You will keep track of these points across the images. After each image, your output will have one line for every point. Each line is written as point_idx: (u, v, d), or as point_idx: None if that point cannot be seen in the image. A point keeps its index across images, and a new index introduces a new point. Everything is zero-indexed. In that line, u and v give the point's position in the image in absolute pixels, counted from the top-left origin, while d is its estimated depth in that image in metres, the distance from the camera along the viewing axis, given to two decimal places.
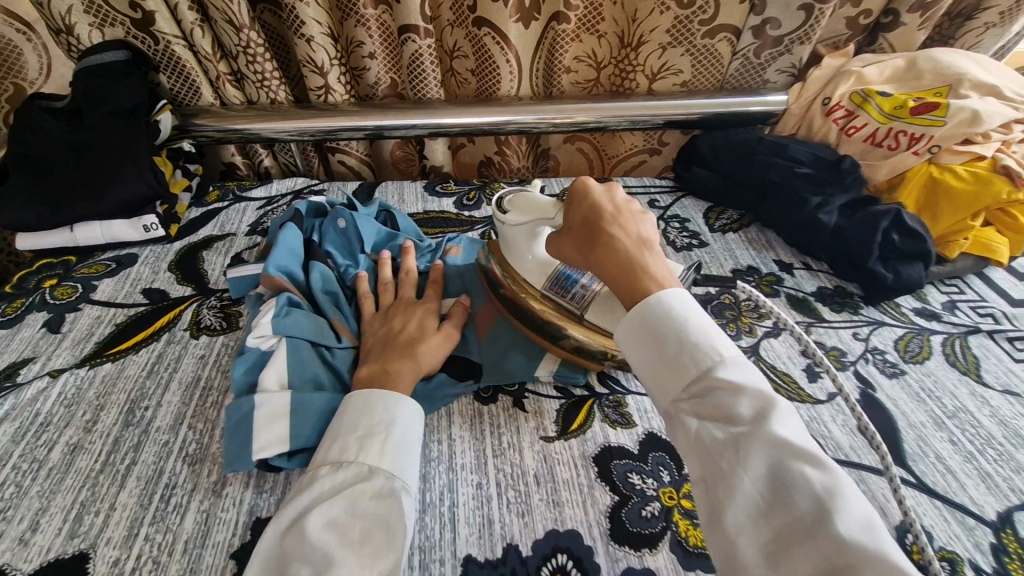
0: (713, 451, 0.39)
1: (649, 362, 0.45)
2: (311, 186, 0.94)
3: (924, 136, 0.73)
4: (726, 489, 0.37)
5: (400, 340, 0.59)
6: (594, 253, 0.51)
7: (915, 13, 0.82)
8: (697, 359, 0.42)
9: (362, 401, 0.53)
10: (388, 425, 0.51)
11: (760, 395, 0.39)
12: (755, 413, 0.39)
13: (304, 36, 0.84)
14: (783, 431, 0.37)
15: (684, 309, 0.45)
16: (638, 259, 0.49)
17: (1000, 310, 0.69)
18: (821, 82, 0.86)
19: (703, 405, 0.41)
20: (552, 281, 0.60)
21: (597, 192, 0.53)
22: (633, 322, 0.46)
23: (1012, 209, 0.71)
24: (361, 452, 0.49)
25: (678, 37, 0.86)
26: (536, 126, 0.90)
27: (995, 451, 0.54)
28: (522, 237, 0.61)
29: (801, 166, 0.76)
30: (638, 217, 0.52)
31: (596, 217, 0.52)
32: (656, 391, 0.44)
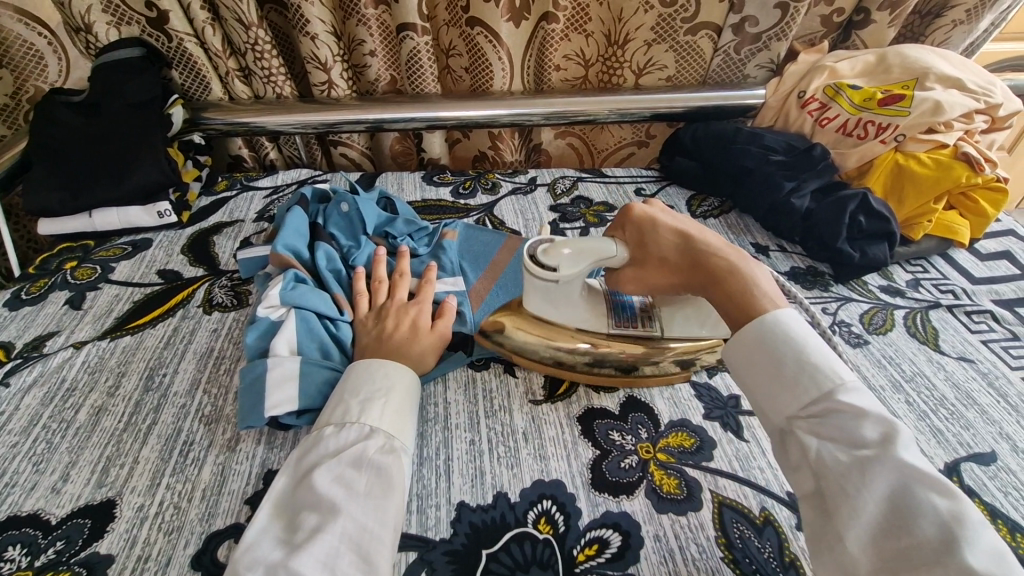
0: (833, 469, 0.43)
1: (767, 382, 0.49)
2: (315, 176, 0.99)
3: (890, 126, 0.78)
4: (848, 507, 0.41)
5: (393, 337, 0.60)
6: (708, 276, 0.55)
7: (884, 12, 0.88)
8: (817, 381, 0.47)
9: (364, 369, 0.57)
10: (388, 390, 0.55)
11: (883, 420, 0.44)
12: (879, 438, 0.43)
13: (308, 34, 0.89)
14: (909, 457, 0.41)
15: (801, 333, 0.49)
16: (744, 272, 0.55)
17: (961, 287, 0.74)
18: (797, 77, 0.91)
19: (824, 426, 0.45)
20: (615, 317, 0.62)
21: (666, 219, 0.59)
22: (752, 347, 0.50)
23: (973, 193, 0.77)
24: (364, 413, 0.53)
25: (662, 33, 0.91)
26: (528, 119, 0.95)
27: (947, 410, 0.59)
28: (574, 286, 0.59)
29: (776, 154, 0.83)
30: (706, 233, 0.59)
31: (686, 240, 0.57)
32: (773, 408, 0.48)
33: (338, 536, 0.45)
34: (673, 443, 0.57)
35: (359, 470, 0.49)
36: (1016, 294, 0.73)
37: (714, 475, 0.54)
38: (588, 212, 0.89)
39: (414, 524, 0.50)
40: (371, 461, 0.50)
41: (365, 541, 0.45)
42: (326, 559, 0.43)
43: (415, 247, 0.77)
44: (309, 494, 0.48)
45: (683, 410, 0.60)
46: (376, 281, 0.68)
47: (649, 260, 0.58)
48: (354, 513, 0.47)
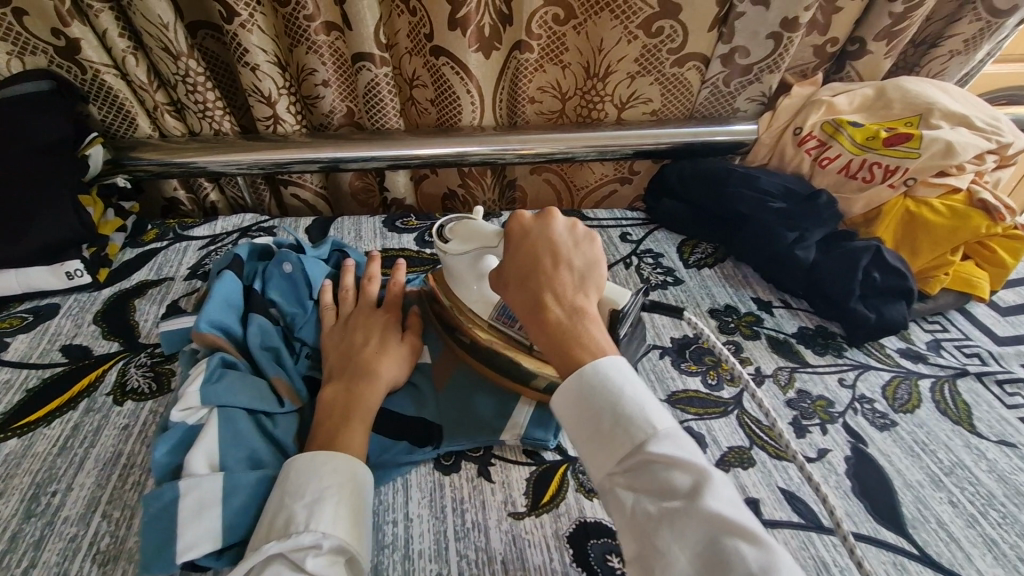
0: (647, 531, 0.34)
1: (581, 431, 0.39)
2: (261, 222, 0.87)
3: (899, 169, 0.71)
4: (662, 574, 0.32)
5: (364, 351, 0.56)
6: (529, 321, 0.44)
7: (881, 42, 0.81)
8: (628, 430, 0.37)
9: (309, 462, 0.46)
10: (341, 488, 0.44)
11: (695, 467, 0.35)
12: (691, 485, 0.34)
13: (248, 64, 0.78)
14: (722, 505, 0.33)
15: (619, 373, 0.39)
16: (574, 327, 0.42)
17: (986, 350, 0.66)
18: (792, 110, 0.83)
19: (635, 481, 0.36)
20: (499, 312, 0.57)
21: (536, 234, 0.47)
22: (563, 394, 0.40)
23: (991, 243, 0.70)
24: (311, 521, 0.42)
25: (647, 65, 0.82)
26: (501, 157, 0.86)
27: (998, 513, 0.50)
28: (467, 268, 0.58)
29: (772, 200, 0.74)
30: (580, 269, 0.45)
31: (530, 272, 0.45)
32: (589, 463, 0.39)
33: None
34: None
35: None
36: None
37: None
38: None
39: None
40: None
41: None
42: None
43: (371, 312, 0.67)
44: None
45: None
46: (345, 297, 0.63)
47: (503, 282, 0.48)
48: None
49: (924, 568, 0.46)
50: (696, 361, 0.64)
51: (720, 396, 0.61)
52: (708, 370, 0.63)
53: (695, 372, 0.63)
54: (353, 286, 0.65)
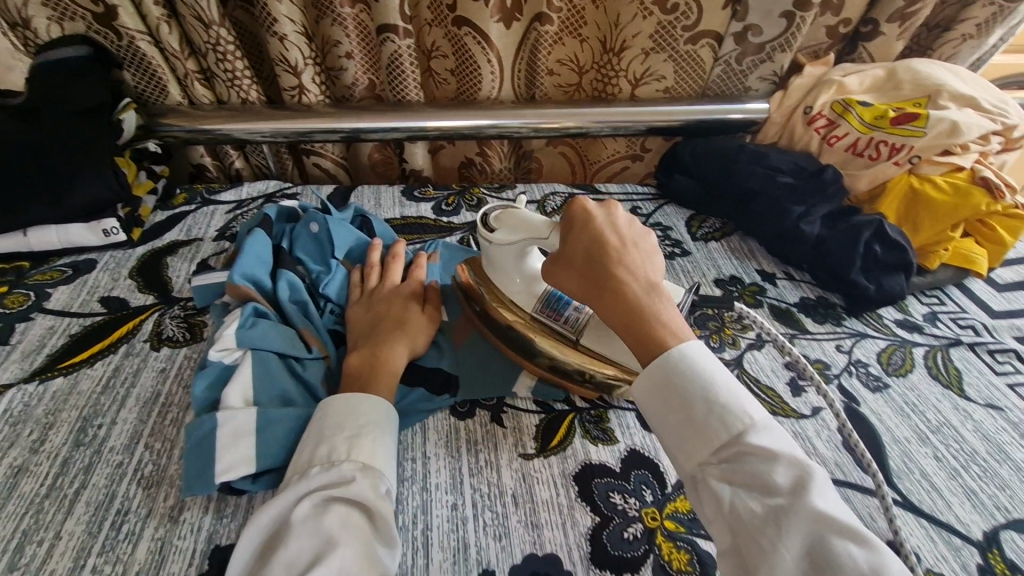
0: (751, 527, 0.38)
1: (675, 422, 0.43)
2: (284, 189, 0.91)
3: (905, 146, 0.73)
4: (766, 562, 0.36)
5: (388, 321, 0.59)
6: (606, 300, 0.48)
7: (893, 24, 0.83)
8: (725, 423, 0.41)
9: (346, 401, 0.49)
10: (378, 425, 0.48)
11: (793, 463, 0.39)
12: (790, 482, 0.38)
13: (276, 34, 0.81)
14: (823, 502, 0.37)
15: (709, 368, 0.43)
16: (649, 307, 0.47)
17: (981, 322, 0.69)
18: (802, 90, 0.85)
19: (735, 472, 0.40)
20: (543, 304, 0.59)
21: (602, 220, 0.50)
22: (654, 380, 0.44)
23: (991, 221, 0.72)
24: (352, 451, 0.46)
25: (662, 42, 0.84)
26: (515, 130, 0.89)
27: (979, 467, 0.53)
28: (511, 258, 0.59)
29: (782, 174, 0.77)
30: (644, 255, 0.50)
31: (603, 251, 0.49)
32: (681, 453, 0.43)
33: None
34: (682, 508, 0.51)
35: (350, 516, 0.42)
36: None
37: None
38: None
39: None
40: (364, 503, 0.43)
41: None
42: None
43: None
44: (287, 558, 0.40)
45: None
46: (371, 269, 0.67)
47: (568, 262, 0.51)
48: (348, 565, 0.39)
49: (907, 514, 0.50)
50: (700, 326, 0.67)
51: (721, 357, 0.64)
52: (711, 334, 0.67)
53: (699, 336, 0.66)
54: (379, 261, 0.68)
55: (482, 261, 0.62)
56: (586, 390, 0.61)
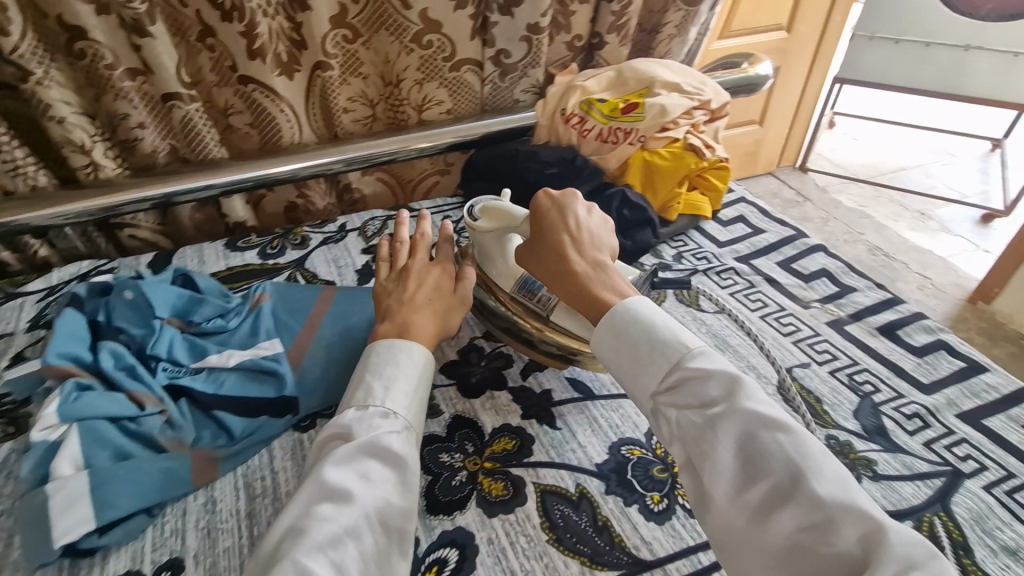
0: (696, 435, 0.48)
1: (625, 361, 0.55)
2: (100, 266, 0.90)
3: (633, 130, 0.93)
4: (712, 463, 0.47)
5: (419, 296, 0.65)
6: (562, 277, 0.61)
7: (613, 34, 1.04)
8: (668, 355, 0.53)
9: (385, 350, 0.58)
10: (401, 373, 0.56)
11: (721, 375, 0.50)
12: (723, 395, 0.49)
13: (53, 118, 0.82)
14: (754, 405, 0.47)
15: (650, 314, 0.56)
16: (588, 282, 0.60)
17: (711, 252, 0.89)
18: (558, 96, 1.03)
19: (678, 396, 0.51)
20: (519, 286, 0.69)
21: (553, 216, 0.64)
22: (605, 332, 0.57)
23: (707, 175, 0.94)
24: (389, 394, 0.55)
25: (429, 73, 0.97)
26: (330, 167, 0.97)
27: None
28: (492, 244, 0.71)
29: (550, 167, 0.93)
30: (595, 240, 0.64)
31: (561, 242, 0.63)
32: (638, 384, 0.54)
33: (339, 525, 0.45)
34: (498, 448, 0.62)
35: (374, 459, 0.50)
36: (750, 249, 0.90)
37: (535, 468, 0.60)
38: None
39: None
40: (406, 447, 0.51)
41: (364, 536, 0.46)
42: (331, 558, 0.43)
43: (226, 323, 0.76)
44: (319, 488, 0.48)
45: (503, 416, 0.65)
46: (417, 245, 0.72)
47: (537, 241, 0.64)
48: (367, 503, 0.47)
49: None
50: None
51: None
52: None
53: None
54: (406, 238, 0.74)
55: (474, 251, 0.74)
56: None
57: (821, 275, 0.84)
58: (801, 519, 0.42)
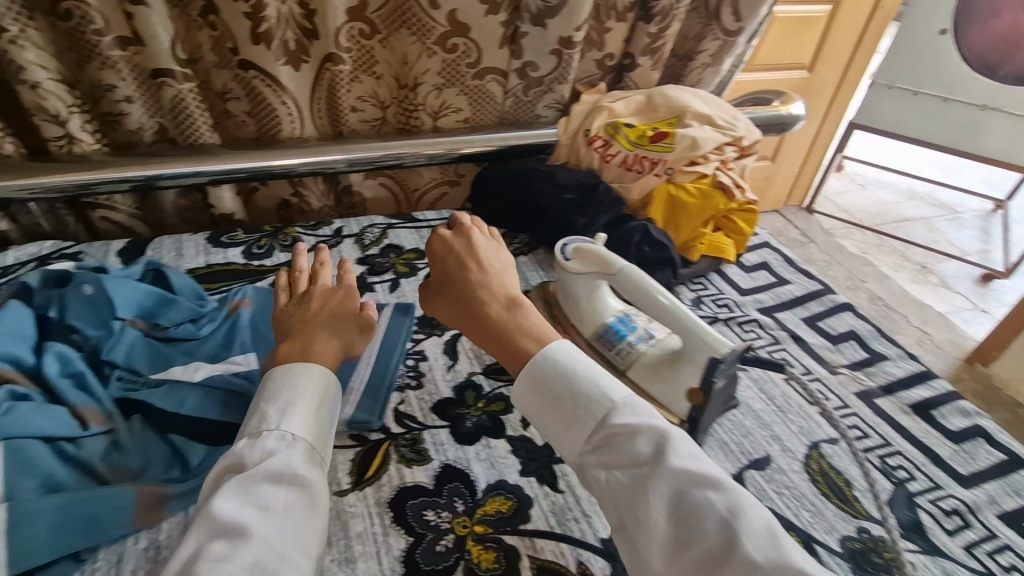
0: (625, 496, 0.45)
1: (551, 419, 0.51)
2: (63, 248, 0.82)
3: (661, 161, 0.87)
4: (648, 528, 0.43)
5: (316, 317, 0.61)
6: (479, 316, 0.58)
7: (645, 57, 0.99)
8: (591, 410, 0.49)
9: (286, 373, 0.53)
10: (306, 396, 0.52)
11: (651, 433, 0.46)
12: (651, 452, 0.45)
13: (26, 82, 0.74)
14: (681, 461, 0.44)
15: (570, 358, 0.52)
16: (504, 321, 0.57)
17: (733, 299, 0.83)
18: (582, 115, 0.97)
19: (607, 455, 0.47)
20: (599, 333, 0.66)
21: (458, 248, 0.64)
22: (527, 384, 0.52)
23: (733, 217, 0.88)
24: (283, 419, 0.49)
25: (450, 78, 0.90)
26: (331, 164, 0.90)
27: (729, 421, 0.64)
28: (581, 286, 0.66)
29: (567, 192, 0.86)
30: (501, 280, 0.61)
31: (474, 273, 0.61)
32: (564, 440, 0.50)
33: (249, 560, 0.40)
34: (491, 510, 0.54)
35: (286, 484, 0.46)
36: (774, 300, 0.84)
37: (531, 539, 0.53)
38: (399, 261, 0.85)
39: None
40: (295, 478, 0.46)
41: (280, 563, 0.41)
42: None
43: (196, 330, 0.67)
44: (208, 524, 0.42)
45: (500, 470, 0.58)
46: (318, 274, 0.68)
47: (436, 291, 0.63)
48: (273, 536, 0.42)
49: None
50: None
51: None
52: None
53: None
54: (306, 268, 0.70)
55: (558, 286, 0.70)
56: (403, 414, 0.63)
57: (850, 337, 0.79)
58: None
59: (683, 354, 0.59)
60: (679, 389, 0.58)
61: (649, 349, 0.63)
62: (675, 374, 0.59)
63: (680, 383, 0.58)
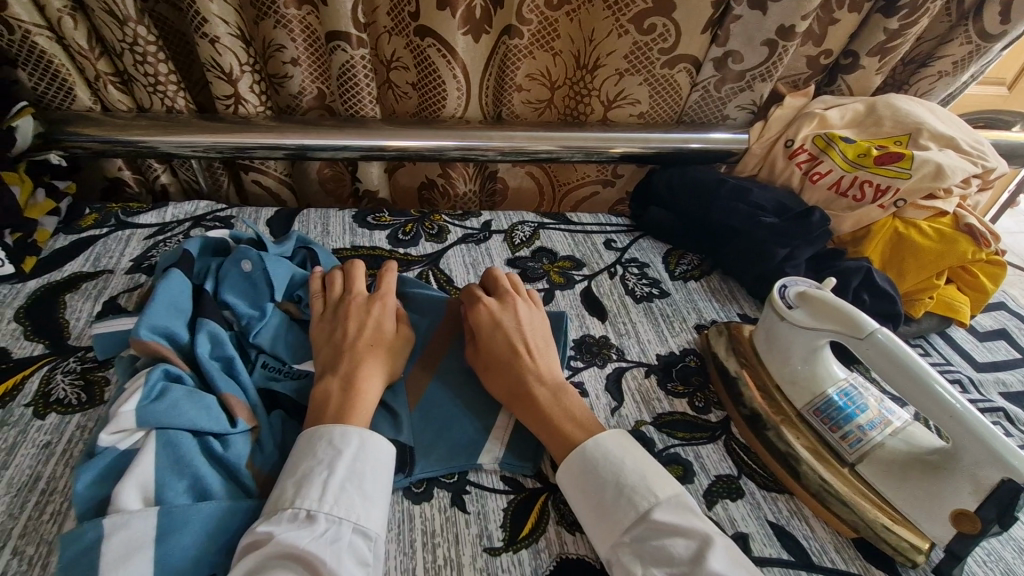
0: None
1: (589, 506, 0.46)
2: (217, 211, 0.80)
3: (891, 188, 0.70)
4: None
5: (360, 345, 0.54)
6: (518, 397, 0.53)
7: (874, 57, 0.81)
8: (633, 501, 0.45)
9: (323, 434, 0.46)
10: (335, 463, 0.44)
11: (696, 534, 0.42)
12: (694, 553, 0.41)
13: (206, 36, 0.71)
14: (725, 569, 0.40)
15: (617, 448, 0.48)
16: (558, 407, 0.52)
17: (967, 375, 0.65)
18: (783, 122, 0.82)
19: (644, 549, 0.43)
20: (817, 406, 0.53)
21: (508, 324, 0.57)
22: (572, 466, 0.48)
23: (975, 268, 0.69)
24: (322, 492, 0.43)
25: (636, 64, 0.79)
26: (481, 153, 0.81)
27: (984, 550, 0.49)
28: (800, 343, 0.54)
29: (765, 214, 0.73)
30: (549, 361, 0.56)
31: (511, 352, 0.55)
32: (600, 531, 0.45)
33: None
34: None
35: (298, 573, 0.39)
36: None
37: None
38: (552, 268, 0.76)
39: None
40: (313, 562, 0.39)
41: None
42: None
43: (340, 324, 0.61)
44: None
45: None
46: (352, 279, 0.61)
47: (481, 362, 0.56)
48: None
49: None
50: (684, 380, 0.62)
51: (707, 419, 0.58)
52: (696, 392, 0.61)
53: (682, 394, 0.60)
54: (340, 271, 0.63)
55: (763, 333, 0.58)
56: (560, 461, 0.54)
57: None
58: None
59: (953, 465, 0.44)
60: (940, 509, 0.44)
61: (888, 440, 0.50)
62: (934, 483, 0.45)
63: (941, 502, 0.44)
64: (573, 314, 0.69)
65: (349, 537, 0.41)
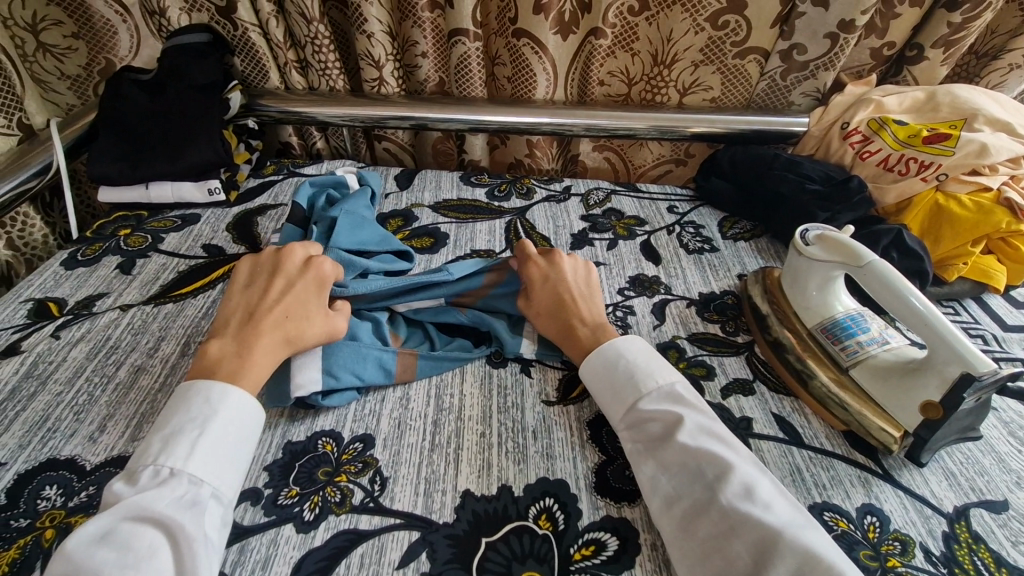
0: (644, 462, 0.52)
1: (599, 400, 0.59)
2: (358, 168, 1.04)
3: (933, 164, 0.78)
4: (651, 486, 0.51)
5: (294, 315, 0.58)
6: (565, 335, 0.64)
7: (938, 49, 0.87)
8: (626, 396, 0.57)
9: (192, 395, 0.51)
10: (206, 422, 0.49)
11: (669, 417, 0.53)
12: (666, 430, 0.52)
13: (364, 32, 0.93)
14: (685, 439, 0.51)
15: (616, 355, 0.59)
16: (594, 338, 0.63)
17: (992, 333, 0.72)
18: (842, 107, 0.91)
19: (634, 430, 0.55)
20: (827, 326, 0.64)
21: (555, 277, 0.67)
22: (588, 374, 0.60)
23: (1014, 239, 0.75)
24: (184, 448, 0.47)
25: (711, 55, 0.92)
26: (568, 129, 0.97)
27: (962, 454, 0.58)
28: (816, 274, 0.65)
29: (811, 183, 0.83)
30: (591, 305, 0.67)
31: (562, 300, 0.66)
32: (607, 414, 0.58)
33: None
34: None
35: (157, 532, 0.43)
36: None
37: None
38: (619, 224, 0.91)
39: (420, 506, 0.53)
40: (173, 525, 0.43)
41: None
42: None
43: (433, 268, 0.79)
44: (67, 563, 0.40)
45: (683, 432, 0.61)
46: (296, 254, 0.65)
47: (533, 309, 0.67)
48: None
49: (884, 484, 0.55)
50: (719, 312, 0.74)
51: (734, 340, 0.71)
52: (728, 320, 0.73)
53: (716, 321, 0.73)
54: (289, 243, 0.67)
55: (787, 271, 0.70)
56: None
57: None
58: (716, 531, 0.45)
59: (928, 366, 0.54)
60: (912, 402, 0.55)
61: (883, 353, 0.60)
62: (910, 381, 0.55)
63: (914, 396, 0.55)
64: (632, 258, 0.84)
65: (209, 501, 0.46)
